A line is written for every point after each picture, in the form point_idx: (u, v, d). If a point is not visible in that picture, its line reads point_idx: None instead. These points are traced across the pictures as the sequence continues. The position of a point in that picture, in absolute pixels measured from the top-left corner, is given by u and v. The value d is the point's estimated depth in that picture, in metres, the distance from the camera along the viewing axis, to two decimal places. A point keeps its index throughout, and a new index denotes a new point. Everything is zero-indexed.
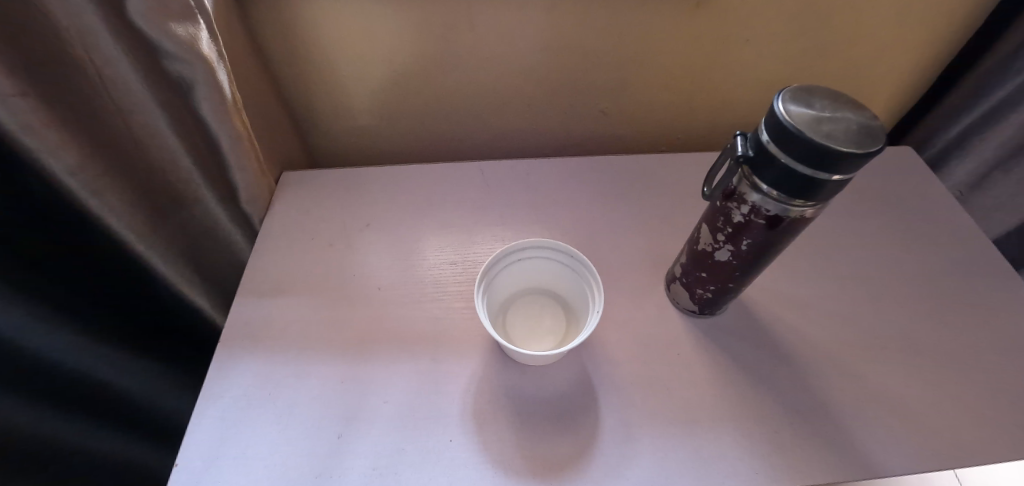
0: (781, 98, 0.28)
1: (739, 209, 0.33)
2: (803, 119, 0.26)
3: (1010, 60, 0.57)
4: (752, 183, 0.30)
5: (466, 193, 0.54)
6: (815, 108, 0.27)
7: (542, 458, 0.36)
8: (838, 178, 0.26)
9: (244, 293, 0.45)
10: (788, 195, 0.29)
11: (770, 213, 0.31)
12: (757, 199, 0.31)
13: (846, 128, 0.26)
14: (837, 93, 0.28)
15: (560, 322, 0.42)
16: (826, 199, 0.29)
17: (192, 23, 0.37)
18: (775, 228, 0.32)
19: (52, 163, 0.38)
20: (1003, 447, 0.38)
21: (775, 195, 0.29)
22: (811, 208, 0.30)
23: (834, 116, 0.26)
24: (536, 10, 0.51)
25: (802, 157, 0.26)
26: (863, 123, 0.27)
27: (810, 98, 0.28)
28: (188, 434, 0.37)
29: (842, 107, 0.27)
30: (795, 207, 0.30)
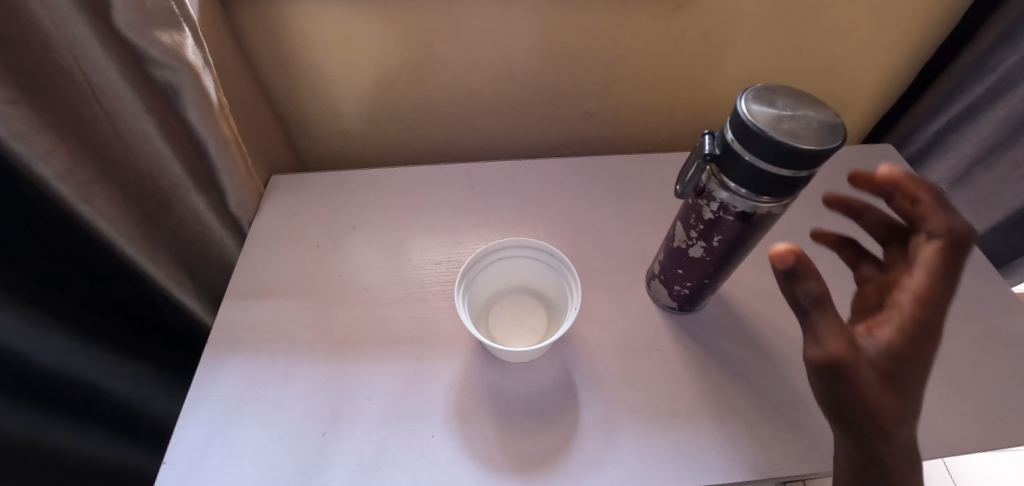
0: (744, 97, 0.28)
1: (709, 206, 0.33)
2: (765, 118, 0.27)
3: (984, 59, 0.58)
4: (720, 181, 0.31)
5: (452, 194, 0.55)
6: (776, 107, 0.28)
7: (524, 453, 0.37)
8: (801, 174, 0.27)
9: (232, 295, 0.46)
10: (756, 192, 0.29)
11: (739, 209, 0.32)
12: (725, 197, 0.32)
13: (807, 126, 0.27)
14: (798, 92, 0.29)
15: (541, 319, 0.43)
16: (792, 195, 0.30)
17: (176, 30, 0.38)
18: (744, 224, 0.33)
19: (42, 169, 0.38)
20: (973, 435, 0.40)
21: (742, 192, 0.30)
22: (779, 204, 0.31)
23: (795, 114, 0.27)
24: (517, 14, 0.52)
25: (764, 154, 0.27)
26: (823, 120, 0.27)
27: (772, 96, 0.28)
28: (176, 435, 0.37)
29: (805, 106, 0.28)
30: (761, 204, 0.30)
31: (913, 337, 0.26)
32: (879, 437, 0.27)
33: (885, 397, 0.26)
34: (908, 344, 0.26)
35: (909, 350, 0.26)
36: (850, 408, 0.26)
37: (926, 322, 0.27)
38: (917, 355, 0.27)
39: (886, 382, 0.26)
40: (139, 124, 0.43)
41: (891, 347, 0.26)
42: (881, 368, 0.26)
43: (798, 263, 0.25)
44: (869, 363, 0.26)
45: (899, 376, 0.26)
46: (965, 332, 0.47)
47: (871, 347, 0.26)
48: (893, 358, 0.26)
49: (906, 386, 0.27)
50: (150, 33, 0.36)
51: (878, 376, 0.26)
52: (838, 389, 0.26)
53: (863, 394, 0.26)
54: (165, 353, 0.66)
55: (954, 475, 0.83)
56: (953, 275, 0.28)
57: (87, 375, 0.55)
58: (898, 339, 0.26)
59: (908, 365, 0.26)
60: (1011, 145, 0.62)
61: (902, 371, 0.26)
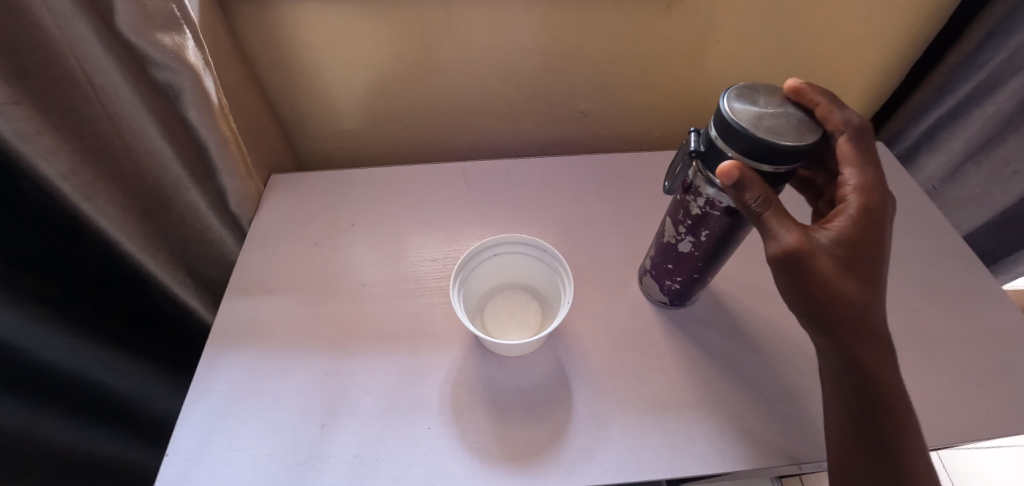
0: (727, 96, 0.29)
1: (696, 202, 0.34)
2: (746, 116, 0.28)
3: (971, 56, 0.59)
4: (707, 178, 0.32)
5: (449, 193, 0.56)
6: (757, 105, 0.29)
7: (517, 445, 0.37)
8: (780, 170, 0.28)
9: (232, 292, 0.47)
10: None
11: (725, 205, 0.32)
12: (711, 193, 0.32)
13: (786, 124, 0.28)
14: (778, 92, 0.30)
15: (535, 314, 0.44)
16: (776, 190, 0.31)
17: (177, 33, 0.39)
18: (731, 218, 0.34)
19: (45, 168, 0.39)
20: (958, 427, 0.41)
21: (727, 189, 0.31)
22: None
23: (775, 113, 0.28)
24: (511, 16, 0.53)
25: (745, 151, 0.27)
26: (801, 118, 0.28)
27: (753, 95, 0.30)
28: (176, 429, 0.38)
29: (784, 104, 0.29)
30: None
31: (861, 221, 0.30)
32: (850, 324, 0.29)
33: (851, 277, 0.28)
34: (859, 229, 0.29)
35: (862, 234, 0.29)
36: (822, 295, 0.28)
37: (868, 206, 0.30)
38: (871, 239, 0.30)
39: (849, 266, 0.28)
40: (141, 125, 0.44)
41: (844, 234, 0.29)
42: (841, 254, 0.28)
43: (743, 176, 0.27)
44: (828, 248, 0.28)
45: (860, 259, 0.29)
46: (950, 327, 0.48)
47: (826, 238, 0.29)
48: (847, 244, 0.29)
49: (867, 268, 0.29)
50: (152, 35, 0.37)
51: (840, 260, 0.28)
52: (806, 280, 0.28)
53: (829, 277, 0.28)
54: (166, 350, 0.67)
55: (949, 470, 0.84)
56: (871, 160, 0.33)
57: (89, 372, 0.56)
58: (848, 226, 0.29)
59: (865, 249, 0.29)
60: (1001, 142, 0.63)
61: (859, 254, 0.29)
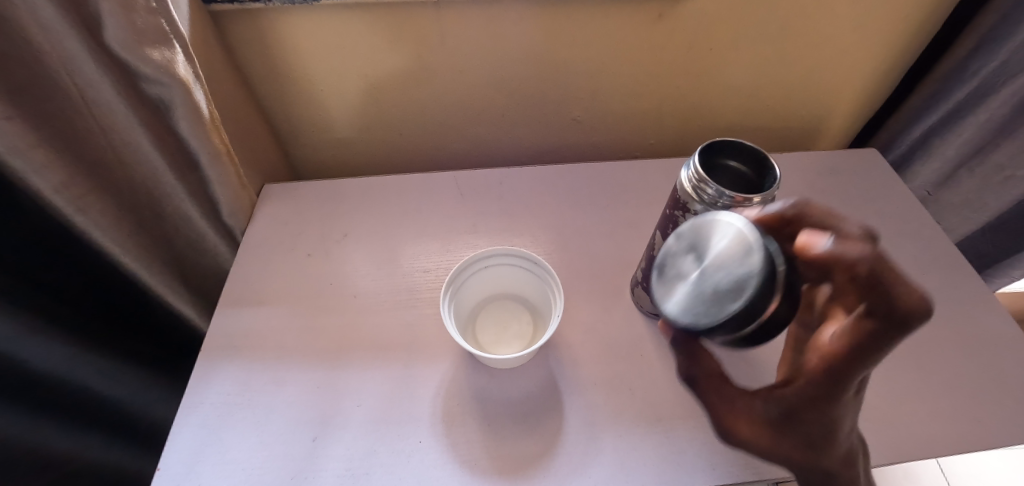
0: (661, 255, 0.30)
1: (685, 217, 0.34)
2: (664, 289, 0.29)
3: (964, 63, 0.59)
4: (696, 194, 0.32)
5: (441, 202, 0.56)
6: (684, 265, 0.28)
7: (509, 458, 0.38)
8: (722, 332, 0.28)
9: (225, 304, 0.47)
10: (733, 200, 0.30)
11: None
12: (700, 208, 0.32)
13: (703, 291, 0.27)
14: (726, 232, 0.27)
15: (526, 326, 0.44)
16: (768, 199, 0.30)
17: (167, 47, 0.39)
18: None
19: (37, 183, 0.39)
20: (949, 436, 0.41)
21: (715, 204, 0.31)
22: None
23: (696, 278, 0.27)
24: (503, 24, 0.53)
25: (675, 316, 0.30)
26: (730, 279, 0.26)
27: (689, 246, 0.28)
28: (169, 442, 0.38)
29: (717, 258, 0.27)
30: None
31: (818, 408, 0.25)
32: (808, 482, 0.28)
33: (800, 455, 0.26)
34: (810, 410, 0.25)
35: (808, 410, 0.26)
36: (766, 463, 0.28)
37: (829, 391, 0.25)
38: (833, 423, 0.26)
39: (794, 445, 0.26)
40: (133, 137, 0.44)
41: (790, 414, 0.26)
42: (782, 434, 0.27)
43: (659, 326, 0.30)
44: (761, 425, 0.27)
45: (812, 437, 0.26)
46: (941, 335, 0.48)
47: (767, 415, 0.27)
48: (792, 426, 0.26)
49: (806, 440, 0.26)
50: (142, 50, 0.37)
51: (780, 441, 0.26)
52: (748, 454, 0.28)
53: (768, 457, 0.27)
54: (161, 358, 0.67)
55: (948, 475, 0.83)
56: (869, 349, 0.23)
57: (87, 381, 0.56)
58: (799, 409, 0.26)
59: (818, 433, 0.26)
60: (994, 149, 0.64)
61: (810, 437, 0.26)
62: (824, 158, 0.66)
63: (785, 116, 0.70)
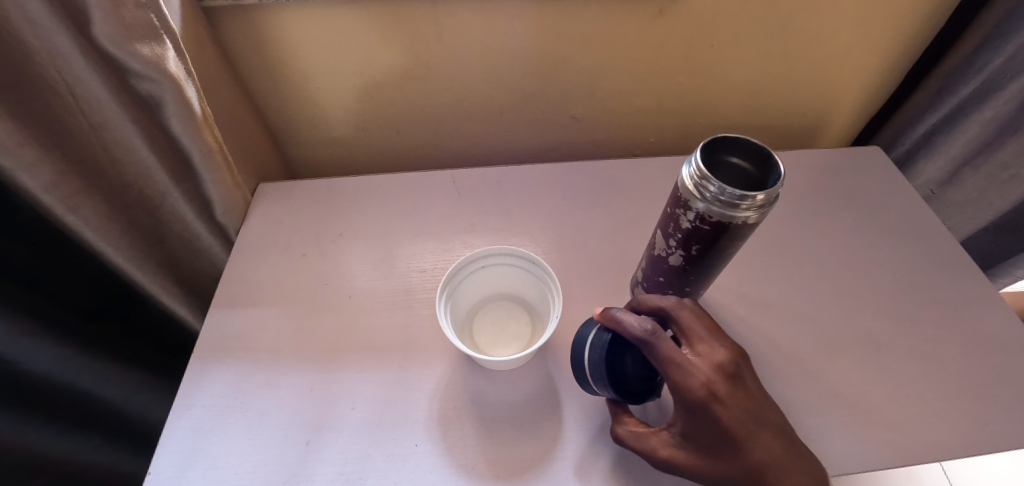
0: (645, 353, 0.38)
1: (686, 215, 0.33)
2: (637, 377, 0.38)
3: (968, 60, 0.58)
4: (698, 192, 0.31)
5: (438, 201, 0.55)
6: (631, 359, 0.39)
7: (506, 462, 0.37)
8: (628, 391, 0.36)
9: (218, 304, 0.46)
10: (735, 196, 0.29)
11: (715, 219, 0.31)
12: (701, 207, 0.31)
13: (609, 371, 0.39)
14: None
15: (525, 326, 0.43)
16: (772, 195, 0.29)
17: (157, 43, 0.38)
18: (722, 232, 0.32)
19: (26, 180, 0.38)
20: (957, 438, 0.41)
21: (717, 203, 0.30)
22: (756, 211, 0.30)
23: None
24: (501, 20, 0.52)
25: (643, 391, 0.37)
26: None
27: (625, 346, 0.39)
28: (160, 445, 0.37)
29: None
30: (738, 213, 0.30)
31: (691, 419, 0.32)
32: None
33: (713, 462, 0.31)
34: (688, 425, 0.32)
35: (692, 426, 0.32)
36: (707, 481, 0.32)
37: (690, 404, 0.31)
38: (714, 425, 0.31)
39: (702, 454, 0.32)
40: (125, 135, 0.43)
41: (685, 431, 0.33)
42: (691, 448, 0.32)
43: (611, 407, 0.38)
44: (678, 448, 0.33)
45: (709, 443, 0.32)
46: (946, 335, 0.48)
47: (677, 438, 0.33)
48: (691, 439, 0.32)
49: (707, 450, 0.32)
50: (131, 46, 0.36)
51: (693, 456, 0.32)
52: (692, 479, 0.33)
53: (697, 474, 0.32)
54: (156, 358, 0.66)
55: (950, 478, 0.82)
56: (676, 361, 0.31)
57: (80, 383, 0.56)
58: (685, 424, 0.32)
59: (709, 436, 0.31)
60: (999, 146, 0.63)
61: (707, 444, 0.32)
62: (827, 156, 0.65)
63: (786, 114, 0.69)
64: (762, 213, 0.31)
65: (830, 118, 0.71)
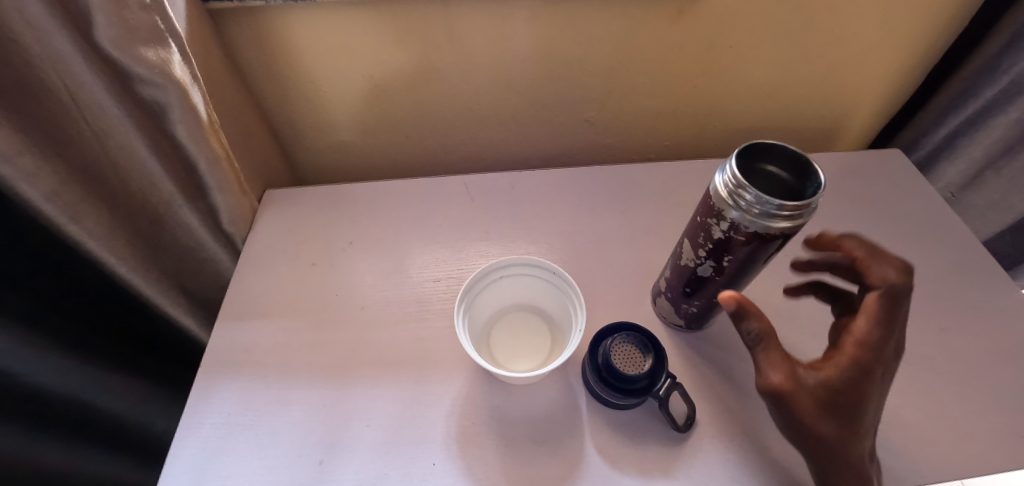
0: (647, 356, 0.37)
1: (719, 225, 0.32)
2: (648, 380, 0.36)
3: (995, 59, 0.57)
4: (733, 201, 0.29)
5: (450, 208, 0.54)
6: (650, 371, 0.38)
7: (529, 481, 0.35)
8: (614, 394, 0.36)
9: (226, 316, 0.45)
10: (775, 203, 0.27)
11: (750, 230, 0.30)
12: (736, 216, 0.30)
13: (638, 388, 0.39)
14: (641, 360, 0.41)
15: (544, 339, 0.41)
16: (812, 204, 0.28)
17: (162, 47, 0.36)
18: (756, 242, 0.31)
19: (27, 191, 0.37)
20: (994, 454, 0.39)
21: (755, 213, 0.28)
22: (795, 222, 0.29)
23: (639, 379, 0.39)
24: (517, 20, 0.50)
25: (639, 389, 0.36)
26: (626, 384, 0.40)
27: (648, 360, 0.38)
28: (167, 465, 0.36)
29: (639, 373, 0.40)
30: (776, 223, 0.29)
31: (853, 371, 0.31)
32: (834, 451, 0.31)
33: (831, 413, 0.31)
34: (847, 374, 0.31)
35: (852, 380, 0.31)
36: (803, 422, 0.31)
37: (863, 363, 0.31)
38: (858, 381, 0.31)
39: (825, 409, 0.31)
40: (129, 141, 0.42)
41: (829, 378, 0.31)
42: (820, 399, 0.31)
43: (740, 307, 0.30)
44: (808, 384, 0.31)
45: (843, 398, 0.31)
46: (979, 345, 0.46)
47: (815, 380, 0.31)
48: (829, 390, 0.31)
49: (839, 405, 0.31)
50: (135, 50, 0.34)
51: (817, 402, 0.31)
52: (787, 414, 0.31)
53: (802, 415, 0.31)
54: (161, 369, 0.64)
55: None
56: (884, 319, 0.31)
57: (82, 395, 0.54)
58: (838, 373, 0.31)
59: (850, 394, 0.31)
60: None
61: (842, 397, 0.31)
62: (846, 159, 0.63)
63: (802, 116, 0.67)
64: (802, 222, 0.29)
65: (846, 120, 0.69)
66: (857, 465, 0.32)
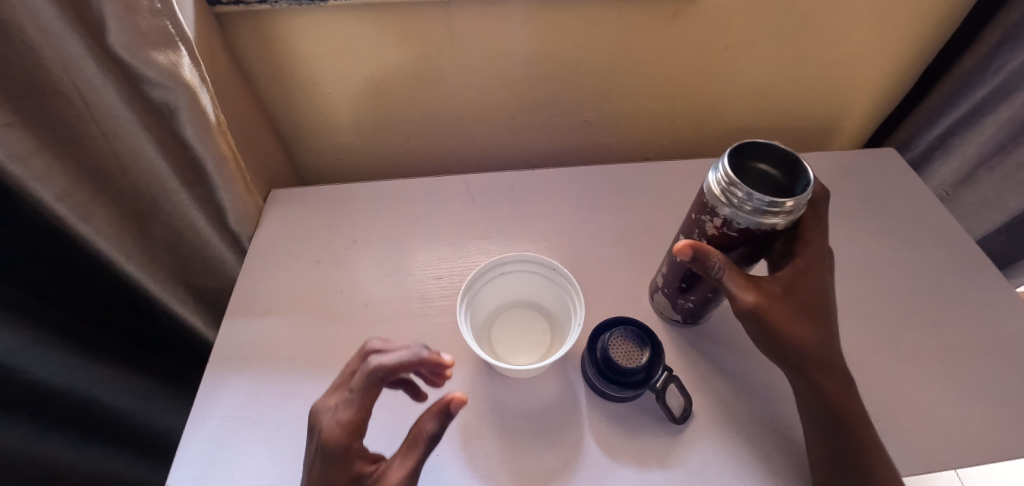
0: (644, 350, 0.38)
1: (712, 221, 0.33)
2: (645, 373, 0.37)
3: (987, 59, 0.57)
4: (726, 197, 0.30)
5: (451, 207, 0.55)
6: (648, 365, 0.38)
7: (529, 471, 0.36)
8: (613, 388, 0.37)
9: (232, 312, 0.46)
10: (768, 200, 0.28)
11: (742, 226, 0.31)
12: (728, 213, 0.31)
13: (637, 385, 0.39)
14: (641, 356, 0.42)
15: (544, 334, 0.42)
16: (802, 201, 0.29)
17: (172, 50, 0.37)
18: (749, 237, 0.32)
19: (39, 190, 0.38)
20: (983, 443, 0.40)
21: (747, 209, 0.29)
22: (786, 218, 0.30)
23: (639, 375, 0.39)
24: (516, 22, 0.51)
25: (635, 382, 0.37)
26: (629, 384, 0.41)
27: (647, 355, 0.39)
28: (177, 458, 0.37)
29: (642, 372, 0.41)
30: (766, 219, 0.30)
31: (805, 273, 0.35)
32: (814, 353, 0.34)
33: (803, 316, 0.34)
34: (801, 276, 0.35)
35: (805, 281, 0.35)
36: (785, 331, 0.34)
37: (808, 264, 0.35)
38: (813, 281, 0.35)
39: (796, 312, 0.34)
40: (137, 142, 0.43)
41: (787, 282, 0.34)
42: (788, 302, 0.34)
43: (695, 252, 0.31)
44: (775, 293, 0.34)
45: (805, 299, 0.35)
46: (970, 339, 0.47)
47: (777, 287, 0.34)
48: (791, 292, 0.34)
49: (802, 307, 0.34)
50: (146, 53, 0.35)
51: (786, 306, 0.34)
52: (765, 328, 0.34)
53: (783, 324, 0.33)
54: (167, 366, 0.66)
55: None
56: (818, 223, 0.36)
57: (90, 392, 0.55)
58: (793, 277, 0.35)
59: (808, 294, 0.35)
60: (1015, 147, 0.63)
61: (803, 300, 0.35)
62: (841, 158, 0.64)
63: (798, 115, 0.68)
64: (793, 218, 0.30)
65: (841, 119, 0.70)
66: (833, 362, 0.35)
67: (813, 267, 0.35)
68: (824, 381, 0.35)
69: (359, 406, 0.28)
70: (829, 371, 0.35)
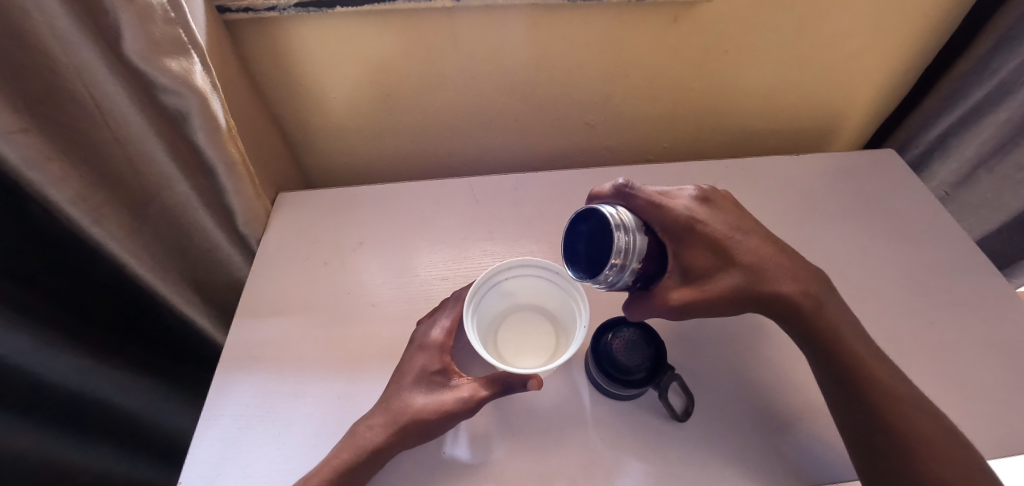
0: (649, 349, 0.39)
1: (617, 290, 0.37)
2: (650, 370, 0.38)
3: (985, 61, 0.58)
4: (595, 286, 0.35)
5: (455, 209, 0.56)
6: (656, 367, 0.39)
7: (534, 471, 0.37)
8: (620, 384, 0.38)
9: (242, 313, 0.47)
10: (605, 271, 0.32)
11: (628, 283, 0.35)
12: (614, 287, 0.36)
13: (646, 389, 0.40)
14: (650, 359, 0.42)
15: (548, 336, 0.43)
16: (623, 246, 0.33)
17: (184, 57, 0.38)
18: (637, 274, 0.36)
19: (53, 194, 0.38)
20: (984, 440, 0.41)
21: (609, 282, 0.34)
22: (634, 257, 0.34)
23: None
24: (518, 28, 0.52)
25: (642, 378, 0.37)
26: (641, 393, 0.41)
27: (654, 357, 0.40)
28: (189, 455, 0.38)
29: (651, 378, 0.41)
30: (628, 268, 0.34)
31: (685, 243, 0.37)
32: (753, 294, 0.37)
33: (716, 277, 0.37)
34: (689, 256, 0.37)
35: (700, 255, 0.37)
36: (716, 304, 0.36)
37: (679, 241, 0.37)
38: (700, 242, 0.37)
39: (715, 275, 0.37)
40: (148, 146, 0.44)
41: (684, 268, 0.37)
42: (704, 275, 0.37)
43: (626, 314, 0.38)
44: (679, 281, 0.37)
45: (709, 263, 0.37)
46: (971, 338, 0.48)
47: (682, 275, 0.37)
48: (693, 269, 0.37)
49: (715, 272, 0.37)
50: (160, 61, 0.36)
51: (704, 281, 0.37)
52: (712, 310, 0.37)
53: (717, 293, 0.36)
54: (176, 367, 0.66)
55: None
56: (651, 206, 0.37)
57: (99, 393, 0.55)
58: (681, 259, 0.37)
59: (708, 256, 0.37)
60: (1014, 147, 0.63)
61: (710, 265, 0.37)
62: (842, 159, 0.65)
63: (798, 117, 0.69)
64: (636, 245, 0.34)
65: (841, 121, 0.71)
66: (774, 287, 0.37)
67: (687, 236, 0.37)
68: (776, 306, 0.38)
69: (457, 312, 0.41)
70: (777, 290, 0.37)
